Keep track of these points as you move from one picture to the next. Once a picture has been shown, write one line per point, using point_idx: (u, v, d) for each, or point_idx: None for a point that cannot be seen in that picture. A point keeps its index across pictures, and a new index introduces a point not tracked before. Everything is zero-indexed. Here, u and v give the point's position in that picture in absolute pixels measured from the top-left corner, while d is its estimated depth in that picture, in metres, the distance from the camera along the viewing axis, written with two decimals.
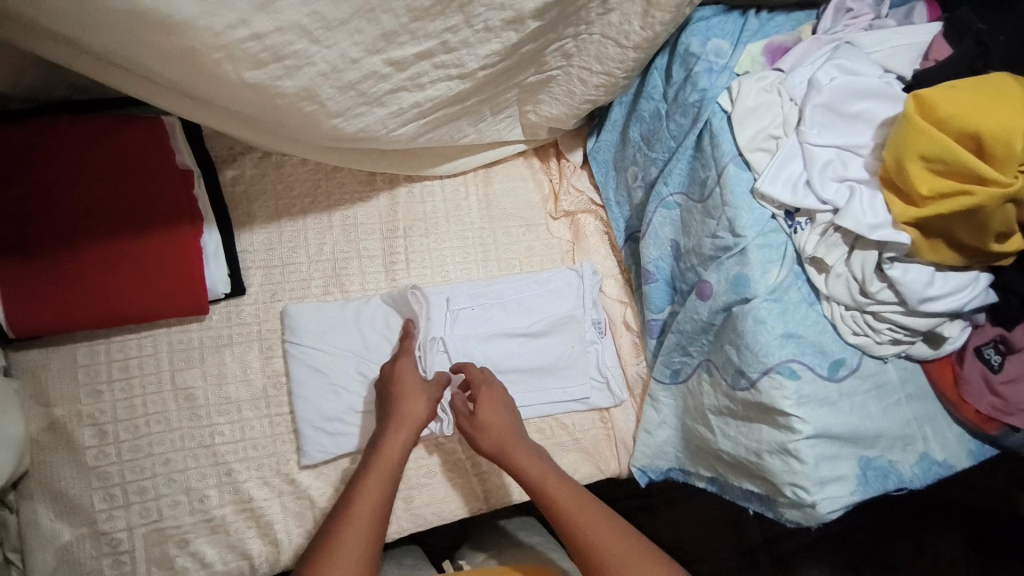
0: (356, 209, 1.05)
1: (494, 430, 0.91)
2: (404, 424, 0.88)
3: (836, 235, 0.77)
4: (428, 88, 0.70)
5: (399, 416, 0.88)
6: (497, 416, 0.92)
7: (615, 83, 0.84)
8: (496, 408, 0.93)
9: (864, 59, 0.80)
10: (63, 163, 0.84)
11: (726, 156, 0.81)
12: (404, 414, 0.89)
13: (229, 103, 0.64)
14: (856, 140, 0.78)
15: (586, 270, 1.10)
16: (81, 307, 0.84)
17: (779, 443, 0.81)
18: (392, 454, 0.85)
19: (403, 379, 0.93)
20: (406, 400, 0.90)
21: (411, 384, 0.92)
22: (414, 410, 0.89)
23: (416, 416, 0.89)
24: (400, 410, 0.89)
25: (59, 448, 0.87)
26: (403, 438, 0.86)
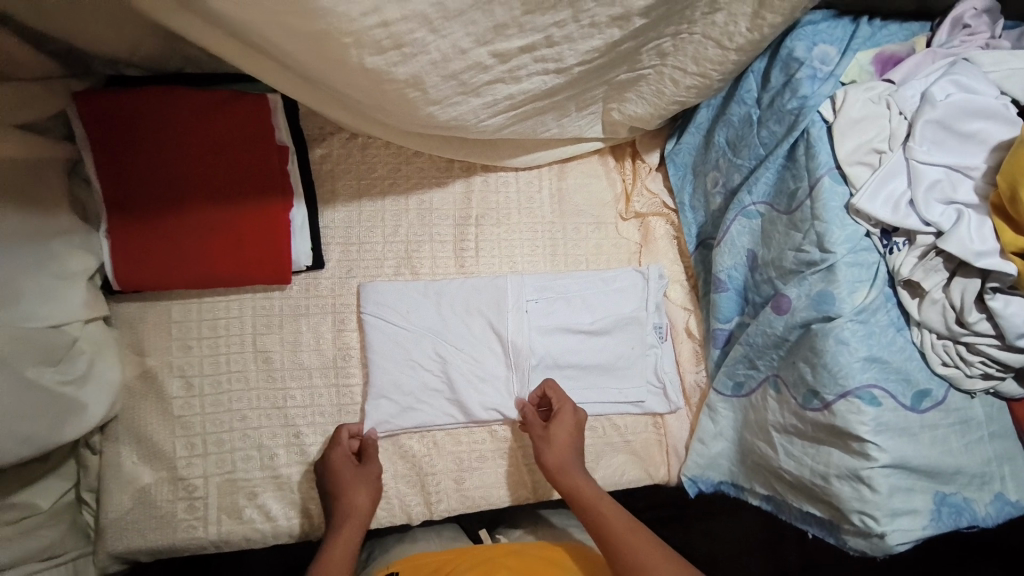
0: (433, 194, 1.08)
1: (556, 458, 0.94)
2: (348, 522, 0.87)
3: (936, 260, 0.73)
4: (525, 81, 0.71)
5: (346, 509, 0.88)
6: (564, 447, 0.95)
7: (708, 85, 0.82)
8: (565, 439, 0.96)
9: (984, 78, 0.75)
10: (174, 133, 0.90)
11: (821, 167, 0.78)
12: (350, 506, 0.89)
13: (338, 85, 0.66)
14: (968, 161, 0.73)
15: (653, 273, 1.09)
16: (178, 266, 0.91)
17: (851, 468, 0.78)
18: (342, 557, 0.83)
19: (338, 473, 0.91)
20: (342, 497, 0.89)
21: (342, 477, 0.91)
22: (353, 504, 0.89)
23: (359, 508, 0.89)
24: (344, 505, 0.89)
25: (150, 396, 0.94)
26: (349, 536, 0.86)
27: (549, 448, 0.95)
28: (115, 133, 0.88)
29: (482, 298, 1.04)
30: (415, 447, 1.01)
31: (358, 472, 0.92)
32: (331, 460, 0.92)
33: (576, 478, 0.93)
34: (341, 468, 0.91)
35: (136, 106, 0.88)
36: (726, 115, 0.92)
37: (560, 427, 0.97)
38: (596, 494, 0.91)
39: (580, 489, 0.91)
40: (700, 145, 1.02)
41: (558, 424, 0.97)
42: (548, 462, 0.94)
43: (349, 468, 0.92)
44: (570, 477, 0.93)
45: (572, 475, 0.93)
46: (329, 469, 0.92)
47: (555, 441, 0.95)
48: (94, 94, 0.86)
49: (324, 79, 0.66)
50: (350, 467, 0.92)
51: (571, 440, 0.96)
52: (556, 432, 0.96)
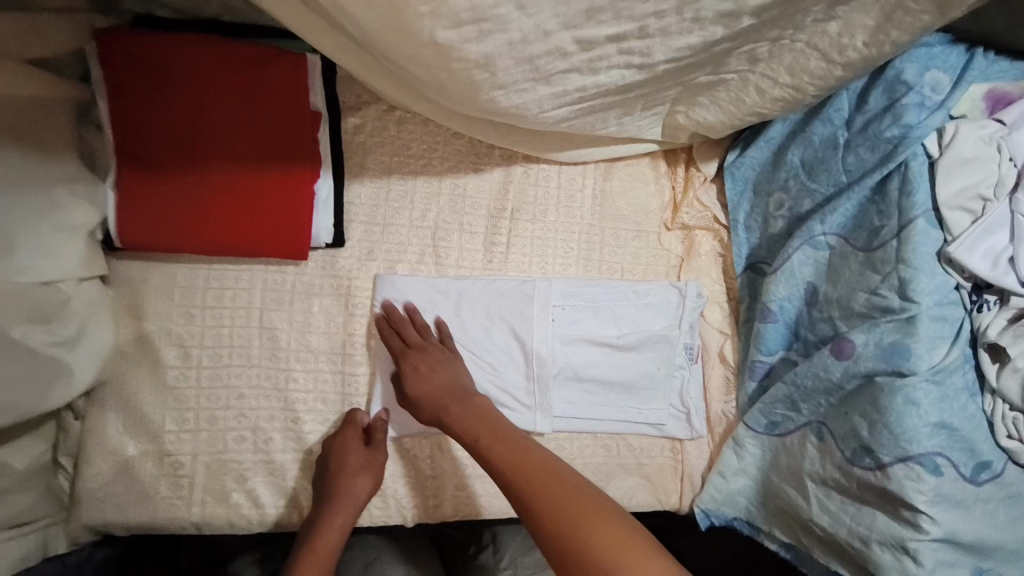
0: (468, 180, 0.99)
1: (434, 409, 0.87)
2: (342, 509, 0.85)
3: None
4: (602, 74, 0.62)
5: (342, 497, 0.86)
6: (435, 388, 0.87)
7: (799, 100, 0.75)
8: (437, 376, 0.88)
9: None
10: (197, 79, 0.81)
11: (918, 207, 0.74)
12: (342, 495, 0.86)
13: (397, 58, 0.58)
14: None
15: (691, 290, 1.00)
16: (185, 228, 0.82)
17: (895, 537, 0.74)
18: (325, 547, 0.83)
19: (342, 456, 0.87)
20: (340, 481, 0.86)
21: (344, 461, 0.87)
22: (350, 492, 0.86)
23: (353, 497, 0.86)
24: (341, 491, 0.86)
25: (143, 363, 0.87)
26: (337, 524, 0.84)
27: (428, 399, 0.87)
28: (134, 72, 0.79)
29: (507, 303, 0.96)
30: (419, 448, 0.94)
31: (366, 459, 0.88)
32: (340, 440, 0.88)
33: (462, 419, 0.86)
34: (347, 451, 0.87)
35: (162, 46, 0.80)
36: (807, 133, 0.85)
37: (422, 363, 0.89)
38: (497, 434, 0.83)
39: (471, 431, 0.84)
40: (766, 161, 0.95)
41: (416, 361, 0.89)
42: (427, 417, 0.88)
43: (357, 453, 0.88)
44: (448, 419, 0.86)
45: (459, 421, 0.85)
46: (335, 448, 0.88)
47: (414, 385, 0.87)
48: (118, 28, 0.79)
49: (381, 48, 0.58)
50: (360, 449, 0.88)
51: (431, 370, 0.88)
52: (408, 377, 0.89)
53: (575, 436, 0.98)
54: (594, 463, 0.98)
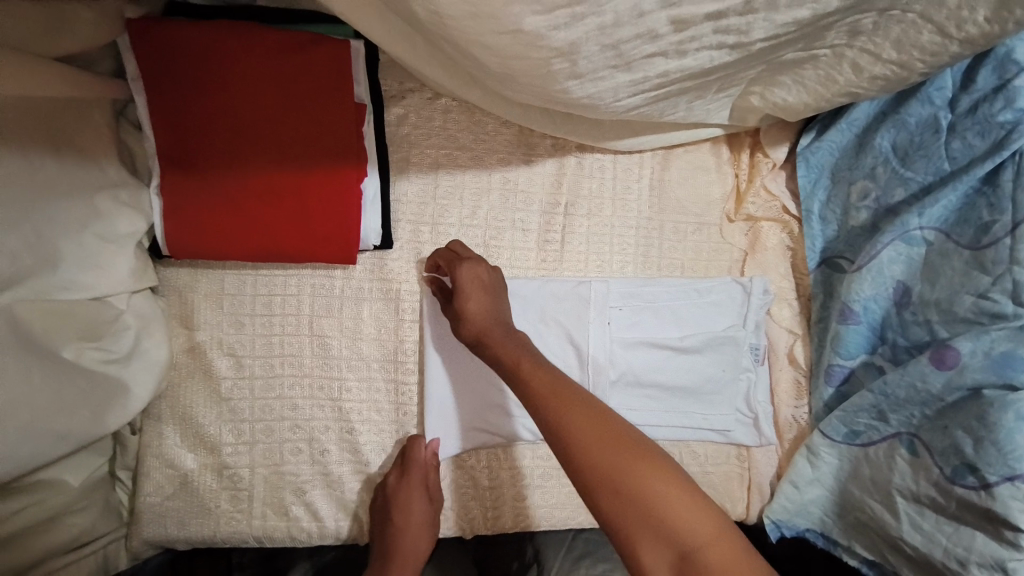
0: (520, 173, 0.93)
1: (478, 325, 0.76)
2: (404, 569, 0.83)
3: None
4: (688, 57, 0.56)
5: (404, 555, 0.83)
6: (481, 307, 0.76)
7: (903, 78, 0.68)
8: (486, 297, 0.78)
9: None
10: (237, 76, 0.76)
11: None
12: (402, 554, 0.83)
13: (469, 50, 0.53)
14: None
15: (757, 288, 0.93)
16: (231, 234, 0.79)
17: (996, 559, 0.69)
18: None
19: (407, 512, 0.83)
20: (403, 538, 0.83)
21: (407, 516, 0.83)
22: (412, 550, 0.84)
23: (415, 554, 0.84)
24: (404, 548, 0.83)
25: (196, 374, 0.85)
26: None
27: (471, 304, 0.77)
28: (172, 70, 0.75)
29: (563, 307, 0.90)
30: (476, 456, 0.91)
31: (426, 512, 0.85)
32: (402, 492, 0.84)
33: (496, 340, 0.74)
34: (411, 507, 0.84)
35: (199, 39, 0.75)
36: (900, 114, 0.81)
37: (476, 279, 0.79)
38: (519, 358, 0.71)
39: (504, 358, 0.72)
40: (846, 145, 0.88)
41: (471, 273, 0.79)
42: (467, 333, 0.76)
43: (419, 508, 0.84)
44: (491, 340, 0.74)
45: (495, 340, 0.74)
46: (396, 503, 0.83)
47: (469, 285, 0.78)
48: (152, 24, 0.74)
49: (450, 37, 0.52)
50: (423, 501, 0.85)
51: (483, 291, 0.78)
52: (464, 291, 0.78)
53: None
54: None
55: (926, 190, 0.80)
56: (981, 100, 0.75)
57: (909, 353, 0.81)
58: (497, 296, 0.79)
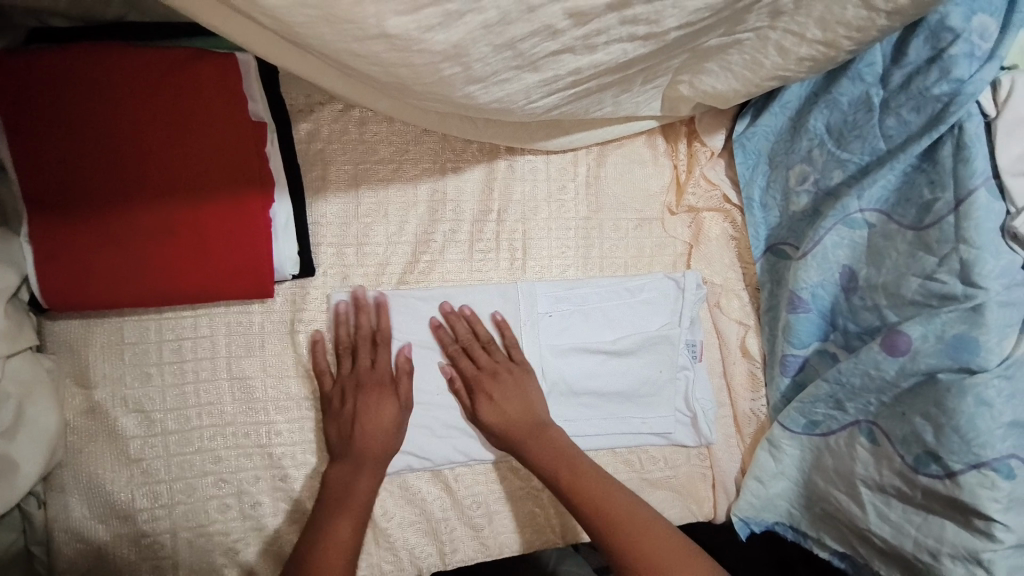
0: (445, 182, 0.86)
1: (514, 431, 0.80)
2: (368, 460, 0.77)
3: None
4: (600, 51, 0.52)
5: (369, 455, 0.76)
6: (521, 413, 0.81)
7: (830, 57, 0.66)
8: (517, 406, 0.81)
9: None
10: (113, 103, 0.68)
11: (977, 177, 0.69)
12: (370, 451, 0.77)
13: (347, 62, 0.48)
14: None
15: (690, 281, 0.90)
16: (126, 280, 0.70)
17: (969, 550, 0.69)
18: (357, 502, 0.74)
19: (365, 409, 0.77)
20: (365, 434, 0.77)
21: (376, 418, 0.77)
22: (382, 450, 0.78)
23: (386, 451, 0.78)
24: (375, 447, 0.77)
25: (99, 437, 0.75)
26: (367, 482, 0.76)
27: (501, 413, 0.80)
28: (35, 104, 0.66)
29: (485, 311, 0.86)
30: (427, 489, 0.84)
31: (397, 418, 0.79)
32: (366, 392, 0.78)
33: (512, 409, 0.81)
34: (379, 406, 0.78)
35: (64, 68, 0.66)
36: (832, 94, 0.79)
37: (499, 390, 0.81)
38: (524, 415, 0.81)
39: (511, 410, 0.81)
40: (780, 129, 0.86)
41: (490, 389, 0.81)
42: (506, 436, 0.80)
43: (390, 407, 0.78)
44: (534, 446, 0.79)
45: (513, 405, 0.81)
46: (361, 402, 0.77)
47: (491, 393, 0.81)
48: (4, 57, 0.65)
49: (324, 51, 0.47)
50: (393, 401, 0.79)
51: (508, 397, 0.81)
52: (503, 401, 0.81)
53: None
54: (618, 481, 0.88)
55: (864, 170, 0.80)
56: (915, 72, 0.74)
57: (861, 339, 0.80)
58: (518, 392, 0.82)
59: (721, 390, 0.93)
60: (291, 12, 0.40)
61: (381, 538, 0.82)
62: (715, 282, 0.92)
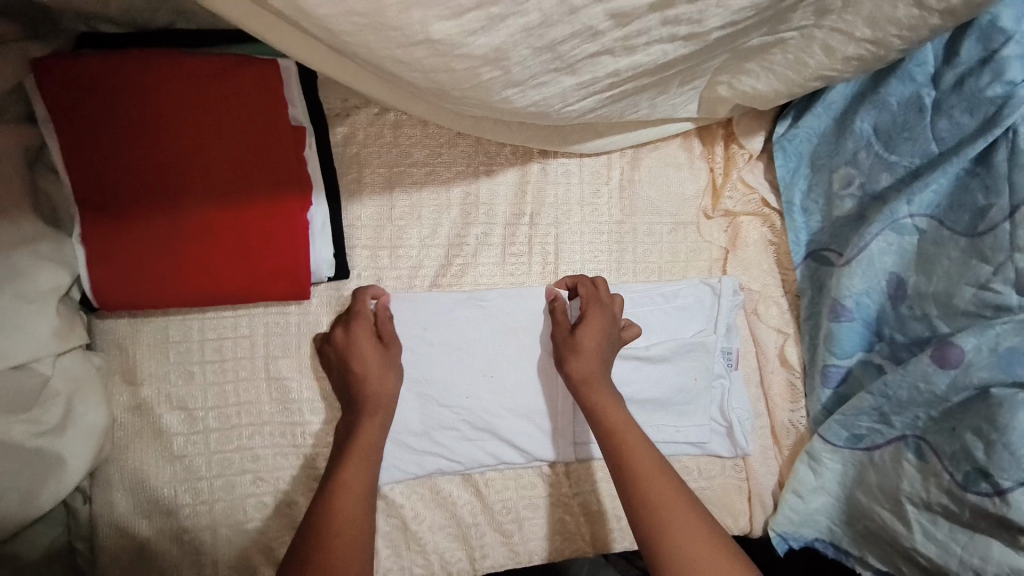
0: (479, 186, 0.86)
1: (584, 364, 0.77)
2: (367, 406, 0.75)
3: None
4: (640, 53, 0.52)
5: (367, 395, 0.75)
6: (591, 357, 0.78)
7: (880, 56, 0.63)
8: (599, 349, 0.79)
9: None
10: (161, 109, 0.70)
11: None
12: (365, 399, 0.75)
13: (388, 67, 0.48)
14: None
15: (728, 289, 0.87)
16: (170, 279, 0.72)
17: (1014, 567, 0.66)
18: (365, 446, 0.74)
19: (358, 355, 0.76)
20: (360, 378, 0.76)
21: (360, 366, 0.76)
22: (379, 391, 0.76)
23: (382, 393, 0.76)
24: (370, 390, 0.76)
25: (144, 433, 0.78)
26: (374, 427, 0.75)
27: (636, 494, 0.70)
28: (89, 109, 0.69)
29: (515, 313, 0.85)
30: (457, 492, 0.84)
31: (381, 360, 0.77)
32: (354, 346, 0.77)
33: (586, 344, 0.78)
34: (362, 355, 0.76)
35: (116, 75, 0.69)
36: (880, 94, 0.77)
37: (591, 343, 0.78)
38: (598, 355, 0.78)
39: (586, 351, 0.78)
40: (823, 131, 0.83)
41: (589, 319, 0.79)
42: (571, 371, 0.78)
43: (374, 351, 0.77)
44: (594, 392, 0.77)
45: (589, 343, 0.78)
46: (347, 356, 0.77)
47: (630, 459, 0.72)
48: (61, 64, 0.68)
49: (367, 58, 0.48)
50: (374, 347, 0.77)
51: (601, 341, 0.79)
52: (584, 339, 0.78)
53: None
54: None
55: (913, 174, 0.77)
56: (967, 73, 0.72)
57: (910, 350, 0.77)
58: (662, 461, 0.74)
59: (758, 400, 0.90)
60: (337, 21, 0.41)
61: (412, 540, 0.82)
62: (752, 289, 0.90)
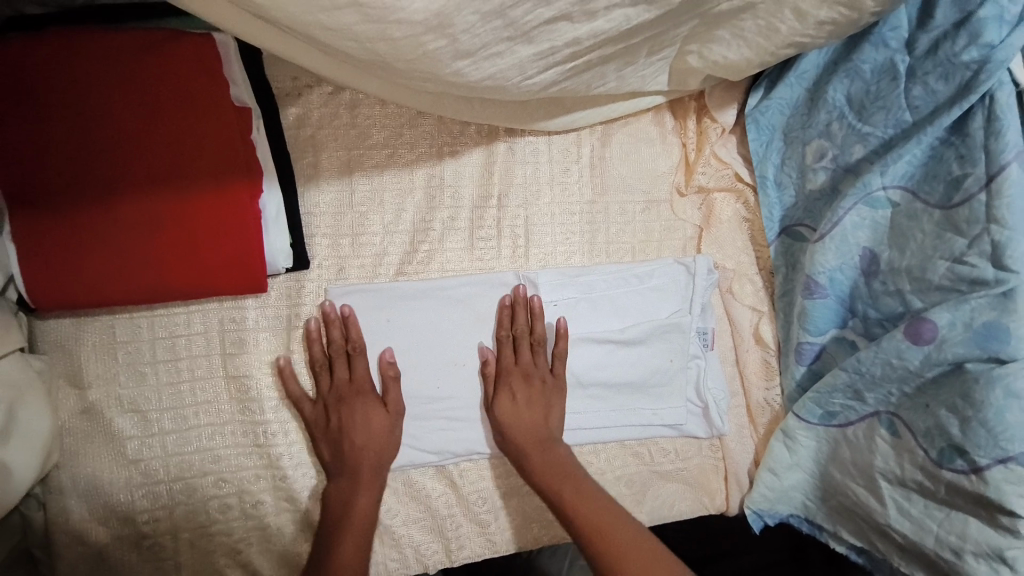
0: (444, 167, 0.82)
1: (519, 423, 0.78)
2: (359, 437, 0.75)
3: None
4: (600, 18, 0.48)
5: (349, 430, 0.75)
6: (521, 417, 0.78)
7: (853, 19, 0.61)
8: (534, 411, 0.79)
9: None
10: (98, 95, 0.65)
11: (1010, 150, 0.65)
12: (363, 465, 0.75)
13: (320, 36, 0.45)
14: None
15: (701, 267, 0.86)
16: (111, 276, 0.67)
17: (992, 546, 0.66)
18: (365, 471, 0.75)
19: (334, 397, 0.76)
20: (342, 416, 0.75)
21: (364, 433, 0.75)
22: (366, 424, 0.75)
23: (371, 427, 0.76)
24: (356, 424, 0.75)
25: (96, 438, 0.73)
26: (372, 455, 0.75)
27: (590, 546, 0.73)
28: (19, 97, 0.63)
29: (486, 301, 0.82)
30: (431, 485, 0.82)
31: (389, 426, 0.77)
32: (346, 409, 0.75)
33: (509, 406, 0.79)
34: (368, 420, 0.76)
35: (49, 57, 0.64)
36: (853, 62, 0.75)
37: (524, 393, 0.79)
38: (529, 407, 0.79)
39: (512, 412, 0.78)
40: (796, 101, 0.81)
41: (516, 389, 0.79)
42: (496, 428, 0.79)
43: (343, 387, 0.76)
44: (533, 443, 0.78)
45: (507, 402, 0.79)
46: (348, 421, 0.75)
47: (576, 509, 0.75)
48: None
49: (298, 28, 0.45)
50: (384, 414, 0.77)
51: (528, 402, 0.79)
52: (502, 405, 0.79)
53: (581, 451, 0.84)
54: (627, 473, 0.85)
55: (887, 145, 0.75)
56: (942, 37, 0.70)
57: (882, 326, 0.76)
58: (605, 500, 0.77)
59: (734, 379, 0.89)
60: None
61: (386, 536, 0.80)
62: (727, 267, 0.88)
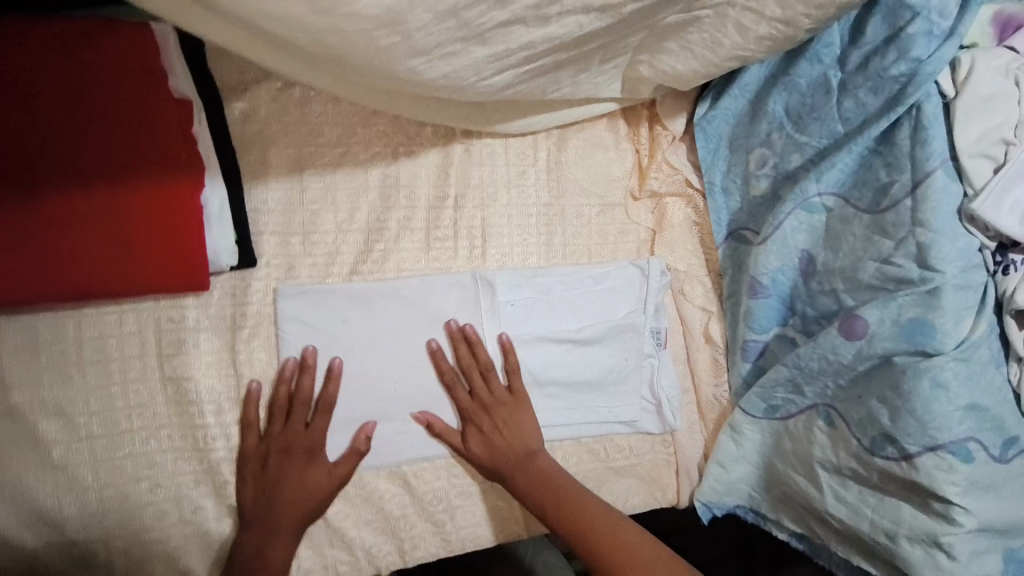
0: (399, 166, 0.82)
1: (493, 452, 0.80)
2: (299, 493, 0.74)
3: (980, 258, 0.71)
4: (553, 24, 0.50)
5: (303, 484, 0.74)
6: (495, 446, 0.80)
7: (790, 35, 0.65)
8: (507, 437, 0.80)
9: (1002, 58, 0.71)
10: (22, 82, 0.61)
11: (934, 159, 0.71)
12: (286, 521, 0.73)
13: (272, 29, 0.44)
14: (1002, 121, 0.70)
15: (654, 268, 0.88)
16: (37, 274, 0.63)
17: (928, 533, 0.71)
18: (289, 525, 0.73)
19: (283, 440, 0.74)
20: (290, 464, 0.74)
21: (299, 487, 0.73)
22: (308, 479, 0.74)
23: (313, 480, 0.74)
24: (294, 475, 0.74)
25: (19, 446, 0.68)
26: (301, 510, 0.74)
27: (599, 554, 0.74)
28: None
29: (446, 301, 0.82)
30: (385, 488, 0.81)
31: (327, 485, 0.75)
32: (292, 459, 0.74)
33: (474, 440, 0.80)
34: (305, 475, 0.74)
35: None
36: (791, 75, 0.79)
37: (491, 423, 0.80)
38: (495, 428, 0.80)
39: (482, 444, 0.80)
40: (741, 112, 0.86)
41: (481, 423, 0.80)
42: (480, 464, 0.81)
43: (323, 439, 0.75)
44: (511, 459, 0.80)
45: (473, 435, 0.80)
46: (285, 472, 0.73)
47: (560, 511, 0.77)
48: None
49: (249, 18, 0.44)
50: (325, 470, 0.75)
51: (497, 428, 0.80)
52: (473, 443, 0.80)
53: None
54: (583, 470, 0.86)
55: (821, 154, 0.80)
56: (872, 53, 0.74)
57: (818, 323, 0.81)
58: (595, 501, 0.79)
59: (683, 377, 0.92)
60: None
61: (339, 539, 0.79)
62: (677, 268, 0.91)
